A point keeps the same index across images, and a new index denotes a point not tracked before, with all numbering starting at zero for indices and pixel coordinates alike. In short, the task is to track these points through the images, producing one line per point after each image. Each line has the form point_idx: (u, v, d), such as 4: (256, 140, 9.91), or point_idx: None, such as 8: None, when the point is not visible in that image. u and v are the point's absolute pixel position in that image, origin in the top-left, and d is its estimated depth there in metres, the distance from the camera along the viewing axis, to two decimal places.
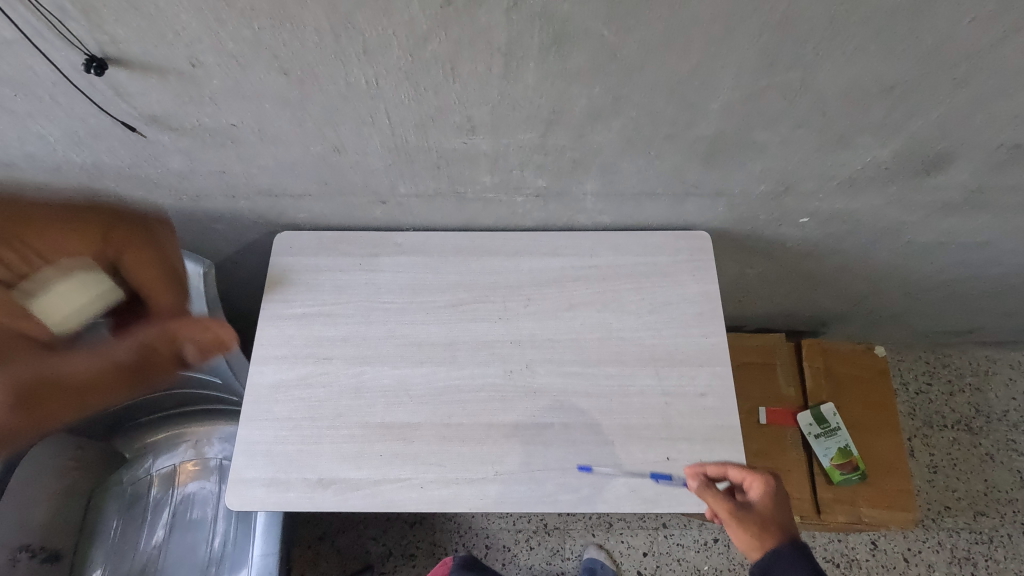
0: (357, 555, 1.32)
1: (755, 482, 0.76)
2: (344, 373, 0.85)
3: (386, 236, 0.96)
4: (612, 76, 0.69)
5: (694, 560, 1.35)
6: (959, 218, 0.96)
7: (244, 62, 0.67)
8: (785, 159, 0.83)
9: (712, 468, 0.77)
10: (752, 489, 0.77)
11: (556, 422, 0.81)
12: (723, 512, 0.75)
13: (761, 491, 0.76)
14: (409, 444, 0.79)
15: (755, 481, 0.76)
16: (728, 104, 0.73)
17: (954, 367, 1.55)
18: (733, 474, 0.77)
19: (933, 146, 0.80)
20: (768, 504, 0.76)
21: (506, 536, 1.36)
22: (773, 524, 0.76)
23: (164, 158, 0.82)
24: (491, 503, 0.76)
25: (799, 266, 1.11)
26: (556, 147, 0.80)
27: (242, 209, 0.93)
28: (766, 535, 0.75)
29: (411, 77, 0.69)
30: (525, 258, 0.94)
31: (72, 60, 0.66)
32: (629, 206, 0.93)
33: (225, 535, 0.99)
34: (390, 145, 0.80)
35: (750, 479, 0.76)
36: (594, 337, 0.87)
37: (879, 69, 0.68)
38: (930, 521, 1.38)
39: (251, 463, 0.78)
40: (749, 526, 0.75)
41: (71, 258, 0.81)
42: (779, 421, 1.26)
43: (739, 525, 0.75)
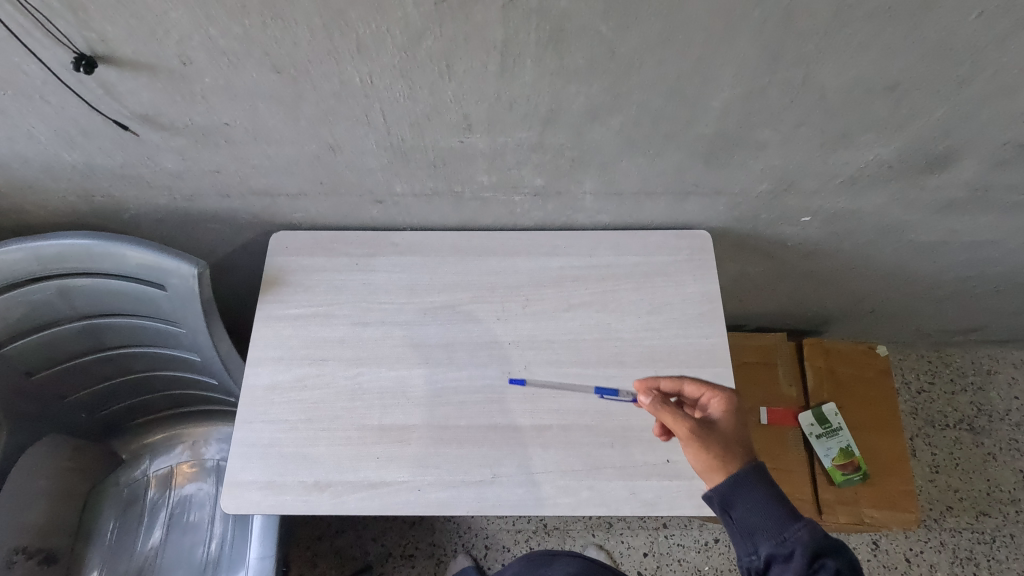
0: (357, 556, 1.31)
1: (713, 397, 0.76)
2: (340, 375, 0.84)
3: (383, 235, 0.95)
4: (610, 73, 0.68)
5: (695, 560, 1.34)
6: (962, 216, 0.95)
7: (235, 59, 0.66)
8: (786, 157, 0.82)
9: (666, 383, 0.80)
10: (709, 407, 0.76)
11: (555, 424, 0.80)
12: (684, 429, 0.71)
13: (719, 406, 0.75)
14: (406, 446, 0.78)
15: (713, 396, 0.76)
16: (729, 101, 0.72)
17: (956, 366, 1.54)
18: (687, 390, 0.78)
19: (937, 144, 0.79)
20: (728, 422, 0.73)
21: (506, 537, 1.36)
22: (735, 442, 0.71)
23: (157, 158, 0.81)
24: (489, 506, 0.75)
25: (801, 265, 1.10)
26: (554, 145, 0.79)
27: (237, 209, 0.92)
28: (728, 453, 0.70)
29: (406, 74, 0.68)
30: (524, 257, 0.93)
31: (61, 58, 0.65)
32: (629, 205, 0.92)
33: (222, 538, 0.98)
34: (385, 144, 0.78)
35: (708, 394, 0.76)
36: (593, 338, 0.86)
37: (881, 65, 0.67)
38: (932, 522, 1.37)
39: (247, 466, 0.77)
40: (713, 443, 0.70)
41: (63, 259, 0.80)
42: (780, 421, 1.25)
43: (702, 441, 0.70)
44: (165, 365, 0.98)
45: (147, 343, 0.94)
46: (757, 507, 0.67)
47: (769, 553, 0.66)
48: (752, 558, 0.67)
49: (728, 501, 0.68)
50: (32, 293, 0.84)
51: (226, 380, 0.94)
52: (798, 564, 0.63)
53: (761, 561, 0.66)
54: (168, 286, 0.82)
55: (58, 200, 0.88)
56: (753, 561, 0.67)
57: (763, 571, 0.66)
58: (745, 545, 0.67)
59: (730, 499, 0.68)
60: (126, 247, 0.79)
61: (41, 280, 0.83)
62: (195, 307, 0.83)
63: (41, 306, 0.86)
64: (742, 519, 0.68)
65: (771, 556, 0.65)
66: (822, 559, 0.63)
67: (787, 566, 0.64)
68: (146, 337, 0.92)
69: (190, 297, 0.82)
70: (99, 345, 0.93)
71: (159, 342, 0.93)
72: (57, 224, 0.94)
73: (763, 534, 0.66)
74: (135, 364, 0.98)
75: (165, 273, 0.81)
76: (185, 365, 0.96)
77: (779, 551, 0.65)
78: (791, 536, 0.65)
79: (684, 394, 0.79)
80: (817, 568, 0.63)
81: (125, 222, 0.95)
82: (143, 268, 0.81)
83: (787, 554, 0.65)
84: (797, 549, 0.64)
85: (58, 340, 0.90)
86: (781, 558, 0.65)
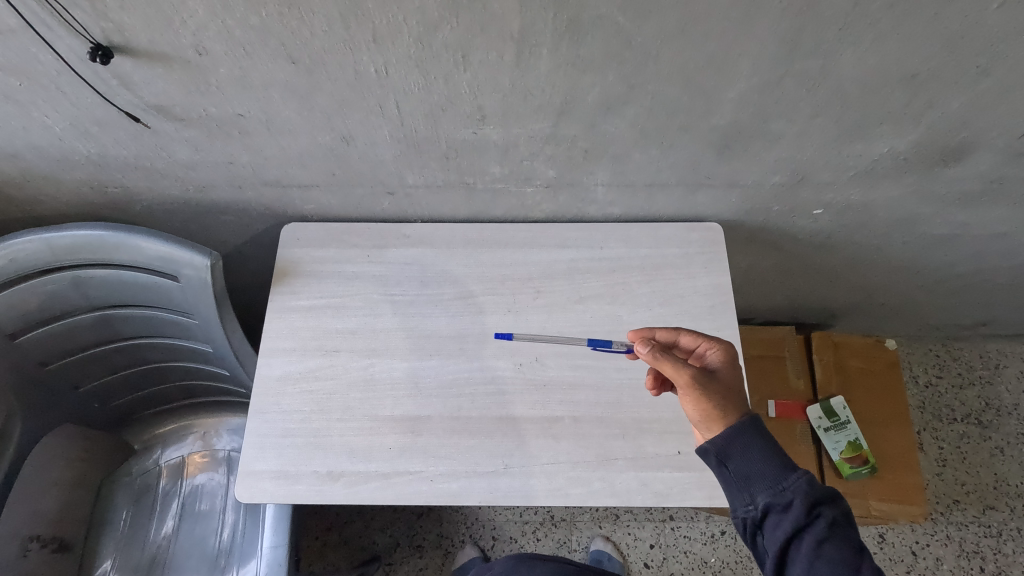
0: (365, 546, 1.32)
1: (712, 347, 0.72)
2: (353, 366, 0.84)
3: (394, 227, 0.95)
4: (626, 64, 0.68)
5: (701, 552, 1.35)
6: (975, 209, 0.94)
7: (250, 49, 0.66)
8: (801, 149, 0.81)
9: (661, 333, 0.75)
10: (707, 356, 0.72)
11: (566, 415, 0.80)
12: (685, 377, 0.67)
13: (718, 357, 0.71)
14: (418, 436, 0.79)
15: (711, 346, 0.72)
16: (745, 92, 0.72)
17: (964, 360, 1.54)
18: (683, 340, 0.74)
19: (953, 136, 0.78)
20: (727, 372, 0.70)
21: (513, 528, 1.37)
22: (733, 392, 0.68)
23: (170, 149, 0.81)
24: (501, 496, 0.75)
25: (811, 258, 1.10)
26: (568, 136, 0.79)
27: (249, 200, 0.92)
28: (727, 402, 0.67)
29: (421, 65, 0.68)
30: (535, 250, 0.93)
31: (77, 49, 0.65)
32: (641, 197, 0.92)
33: (234, 527, 0.99)
34: (398, 135, 0.78)
35: (705, 344, 0.72)
36: (604, 329, 0.86)
37: (901, 55, 0.66)
38: (938, 515, 1.38)
39: (260, 456, 0.78)
40: (713, 393, 0.67)
41: (77, 250, 0.81)
42: (788, 414, 1.25)
43: (702, 390, 0.66)
44: (177, 355, 0.98)
45: (159, 334, 0.94)
46: (755, 456, 0.64)
47: (767, 504, 0.63)
48: (748, 509, 0.64)
49: (725, 451, 0.65)
50: (46, 283, 0.84)
51: (238, 371, 0.94)
52: (796, 514, 0.61)
53: (757, 511, 0.63)
54: (181, 277, 0.82)
55: (71, 191, 0.89)
56: (749, 512, 0.63)
57: (757, 522, 0.64)
58: (740, 496, 0.64)
59: (727, 450, 0.65)
60: (139, 237, 0.80)
61: (55, 271, 0.84)
62: (207, 298, 0.84)
63: (54, 297, 0.86)
64: (738, 470, 0.65)
65: (768, 507, 0.63)
66: (819, 508, 0.62)
67: (784, 516, 0.62)
68: (159, 328, 0.93)
69: (203, 288, 0.83)
70: (112, 335, 0.94)
71: (172, 332, 0.93)
72: (70, 215, 0.94)
73: (761, 485, 0.63)
74: (147, 355, 0.98)
75: (178, 264, 0.81)
76: (198, 356, 0.96)
77: (777, 501, 0.62)
78: (789, 485, 0.62)
79: (678, 344, 0.75)
80: (814, 517, 0.61)
81: (137, 213, 0.95)
82: (156, 259, 0.81)
83: (785, 505, 0.62)
84: (797, 499, 0.62)
85: (71, 331, 0.91)
86: (779, 508, 0.62)
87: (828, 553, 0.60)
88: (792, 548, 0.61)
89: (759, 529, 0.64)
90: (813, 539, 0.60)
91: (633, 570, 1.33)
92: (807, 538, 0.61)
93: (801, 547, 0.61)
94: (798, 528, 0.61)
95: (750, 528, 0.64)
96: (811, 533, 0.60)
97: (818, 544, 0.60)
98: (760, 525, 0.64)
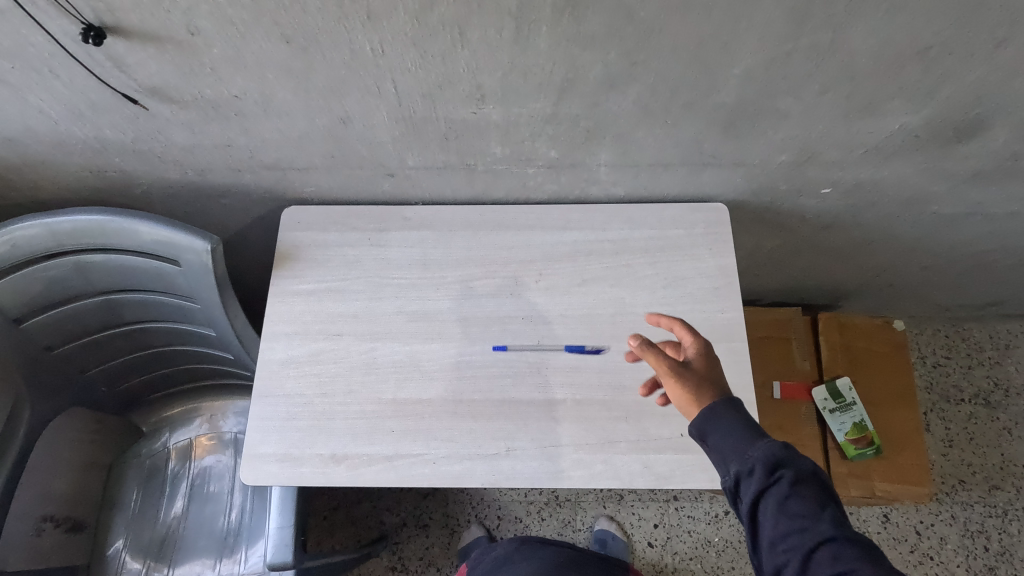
0: (372, 525, 1.34)
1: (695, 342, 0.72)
2: (355, 349, 0.84)
3: (395, 210, 0.94)
4: (628, 39, 0.66)
5: (705, 532, 1.35)
6: (988, 187, 0.92)
7: (243, 28, 0.64)
8: (809, 127, 0.79)
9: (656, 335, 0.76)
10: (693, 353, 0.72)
11: (568, 398, 0.80)
12: (665, 365, 0.68)
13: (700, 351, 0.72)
14: (422, 419, 0.79)
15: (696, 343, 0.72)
16: (751, 69, 0.70)
17: (973, 340, 1.52)
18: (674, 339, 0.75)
19: (966, 112, 0.76)
20: (711, 365, 0.70)
21: (518, 508, 1.38)
22: (715, 382, 0.68)
23: (167, 132, 0.80)
24: (503, 479, 0.76)
25: (818, 238, 1.08)
26: (570, 116, 0.77)
27: (248, 183, 0.91)
28: (706, 389, 0.67)
29: (418, 44, 0.66)
30: (537, 231, 0.92)
31: (67, 29, 0.64)
32: (644, 177, 0.90)
33: (242, 507, 1.01)
34: (396, 116, 0.77)
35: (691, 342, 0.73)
36: (607, 312, 0.86)
37: (915, 28, 0.64)
38: (943, 495, 1.37)
39: (265, 438, 0.78)
40: (692, 379, 0.68)
41: (78, 236, 0.81)
42: (794, 395, 1.24)
43: (681, 376, 0.68)
44: (181, 340, 0.99)
45: (163, 318, 0.94)
46: (724, 428, 0.64)
47: (734, 471, 0.62)
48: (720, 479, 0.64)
49: (702, 430, 0.65)
50: (48, 269, 0.84)
51: (240, 355, 0.94)
52: (759, 477, 0.60)
53: (727, 479, 0.63)
54: (182, 263, 0.82)
55: (70, 176, 0.88)
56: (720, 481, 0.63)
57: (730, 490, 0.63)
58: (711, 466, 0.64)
59: (707, 430, 0.64)
60: (140, 223, 0.79)
61: (57, 256, 0.84)
62: (209, 283, 0.83)
63: (57, 282, 0.86)
64: (715, 446, 0.64)
65: (735, 473, 0.62)
66: (781, 470, 0.61)
67: (750, 480, 0.61)
68: (162, 313, 0.93)
69: (204, 273, 0.82)
70: (116, 321, 0.94)
71: (175, 317, 0.93)
72: (70, 200, 0.94)
73: (728, 453, 0.63)
74: (151, 340, 0.99)
75: (179, 249, 0.81)
76: (201, 340, 0.97)
77: (741, 467, 0.62)
78: (754, 451, 0.62)
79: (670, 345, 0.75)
80: (777, 479, 0.60)
81: (137, 198, 0.94)
82: (156, 243, 0.81)
83: (749, 470, 0.61)
84: (759, 463, 0.61)
85: (75, 316, 0.91)
86: (744, 474, 0.62)
87: (791, 513, 0.59)
88: (759, 510, 0.61)
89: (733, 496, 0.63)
90: (776, 500, 0.60)
91: (637, 550, 1.34)
92: (771, 500, 0.60)
93: (766, 508, 0.60)
94: (762, 491, 0.60)
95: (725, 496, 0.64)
96: (775, 495, 0.60)
97: (781, 503, 0.59)
98: (733, 493, 0.63)
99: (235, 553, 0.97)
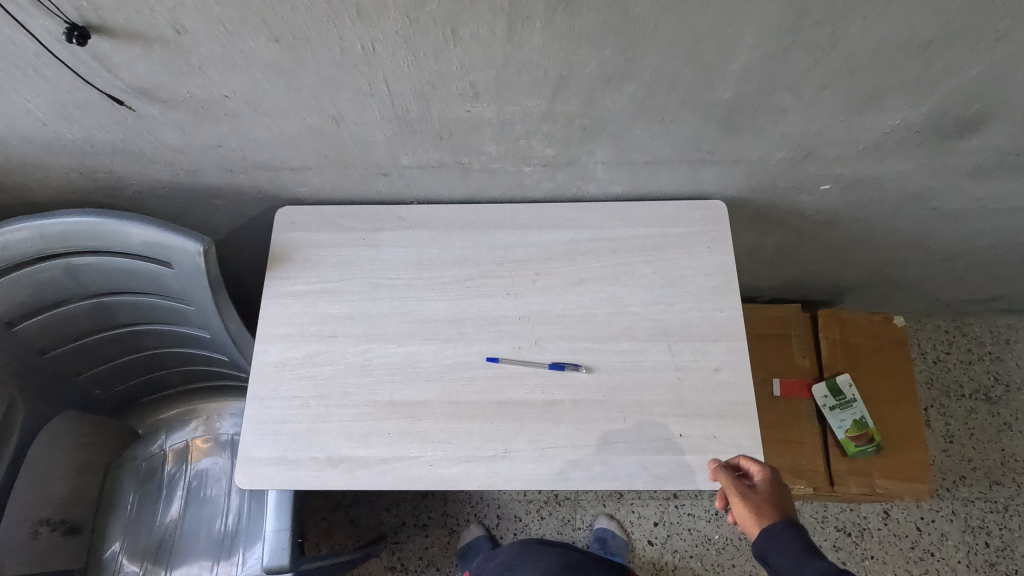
0: (371, 525, 1.34)
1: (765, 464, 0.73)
2: (350, 351, 0.83)
3: (390, 209, 0.93)
4: (623, 36, 0.65)
5: (705, 529, 1.35)
6: (988, 182, 0.91)
7: (231, 27, 0.63)
8: (807, 123, 0.78)
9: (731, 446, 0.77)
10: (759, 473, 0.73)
11: (566, 399, 0.79)
12: (735, 493, 0.70)
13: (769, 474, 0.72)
14: (418, 421, 0.78)
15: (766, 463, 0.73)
16: (749, 65, 0.69)
17: (973, 335, 1.52)
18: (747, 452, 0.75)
19: (968, 107, 0.75)
20: (778, 488, 0.71)
21: (518, 507, 1.37)
22: (783, 507, 0.70)
23: (157, 133, 0.79)
24: (501, 481, 0.75)
25: (817, 235, 1.07)
26: (565, 114, 0.76)
27: (241, 184, 0.90)
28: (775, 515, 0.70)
29: (409, 42, 0.65)
30: (534, 230, 0.91)
31: (51, 29, 0.63)
32: (642, 175, 0.89)
33: (239, 511, 1.00)
34: (389, 115, 0.76)
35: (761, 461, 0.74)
36: (605, 312, 0.85)
37: (915, 21, 0.63)
38: (944, 492, 1.37)
39: (260, 442, 0.78)
40: (762, 506, 0.70)
41: (69, 238, 0.80)
42: (794, 393, 1.24)
43: (751, 504, 0.70)
44: (176, 342, 0.98)
45: (157, 320, 0.93)
46: (782, 549, 0.68)
47: None
48: None
49: (764, 552, 0.69)
50: (40, 272, 0.83)
51: (235, 357, 0.93)
52: None
53: None
54: (175, 264, 0.81)
55: (60, 177, 0.87)
56: None
57: None
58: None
59: (769, 551, 0.68)
60: (131, 225, 0.78)
61: (48, 258, 0.82)
62: (202, 285, 0.82)
63: (48, 284, 0.85)
64: (777, 565, 0.68)
65: None
66: None
67: None
68: (156, 315, 0.92)
69: (198, 275, 0.81)
70: (109, 323, 0.93)
71: (168, 319, 0.92)
72: (61, 202, 0.93)
73: (787, 573, 0.67)
74: (145, 342, 0.98)
75: (171, 251, 0.79)
76: (196, 342, 0.96)
77: None
78: (810, 569, 0.66)
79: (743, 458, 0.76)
80: None
81: (128, 199, 0.93)
82: (148, 245, 0.80)
83: None
84: None
85: (68, 319, 0.90)
86: None
87: None
88: None
89: None
90: None
91: (637, 548, 1.34)
92: None
93: None
94: None
95: None
96: None
97: None
98: None
99: (233, 556, 0.97)
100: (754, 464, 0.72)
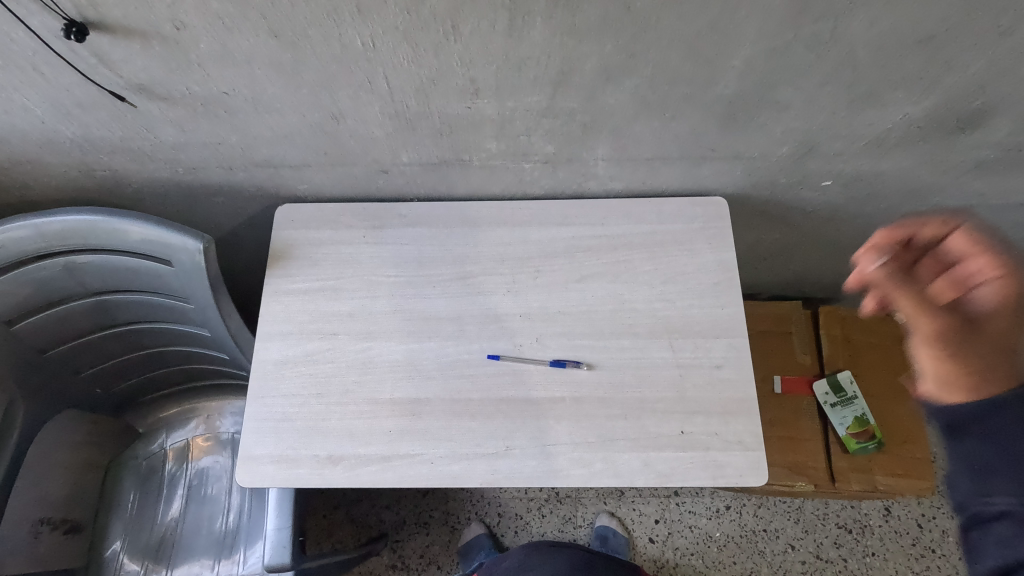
0: (371, 524, 1.34)
1: (996, 278, 0.56)
2: (350, 349, 0.83)
3: (391, 207, 0.93)
4: (624, 31, 0.64)
5: (706, 527, 1.35)
6: (990, 178, 0.91)
7: (230, 22, 0.63)
8: (809, 119, 0.78)
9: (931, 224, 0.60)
10: (979, 291, 0.57)
11: (567, 396, 0.79)
12: (930, 327, 0.58)
13: (995, 291, 0.56)
14: (418, 419, 0.78)
15: (994, 278, 0.56)
16: (750, 60, 0.68)
17: None
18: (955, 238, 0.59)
19: (971, 102, 0.75)
20: (1004, 314, 0.56)
21: (518, 505, 1.37)
22: (1003, 353, 0.56)
23: (157, 130, 0.79)
24: (502, 478, 0.75)
25: (818, 232, 1.07)
26: (565, 110, 0.76)
27: (240, 181, 0.90)
28: (986, 368, 0.56)
29: (409, 37, 0.65)
30: (534, 228, 0.91)
31: (49, 25, 0.62)
32: (642, 172, 0.89)
33: (240, 510, 1.00)
34: (390, 111, 0.76)
35: (996, 276, 0.56)
36: (606, 309, 0.85)
37: (918, 16, 0.62)
38: (945, 488, 1.37)
39: (260, 440, 0.77)
40: (970, 355, 0.57)
41: (68, 236, 0.79)
42: (794, 390, 1.24)
43: (946, 343, 0.58)
44: (175, 340, 0.97)
45: (156, 319, 0.93)
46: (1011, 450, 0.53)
47: (1006, 509, 0.52)
48: (978, 500, 0.54)
49: (956, 421, 0.57)
50: (38, 271, 0.83)
51: (235, 355, 0.93)
52: None
53: (993, 510, 0.53)
54: (175, 262, 0.81)
55: (59, 175, 0.87)
56: (983, 503, 0.53)
57: (987, 520, 0.53)
58: (974, 484, 0.54)
59: (958, 417, 0.57)
60: (130, 222, 0.78)
61: (47, 257, 0.82)
62: (201, 283, 0.82)
63: (47, 283, 0.85)
64: (984, 460, 0.54)
65: (1007, 512, 0.52)
66: None
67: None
68: (155, 313, 0.92)
69: (197, 273, 0.81)
70: (108, 322, 0.93)
71: (168, 317, 0.92)
72: (60, 200, 0.92)
73: (1004, 484, 0.52)
74: (144, 340, 0.98)
75: (171, 249, 0.79)
76: (196, 340, 0.96)
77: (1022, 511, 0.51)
78: None
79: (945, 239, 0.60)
80: None
81: (127, 197, 0.93)
82: (147, 243, 0.80)
83: None
84: None
85: (67, 318, 0.89)
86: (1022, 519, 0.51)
87: None
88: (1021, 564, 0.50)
89: (982, 527, 0.54)
90: None
91: (638, 545, 1.34)
92: None
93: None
94: None
95: (974, 521, 0.54)
96: None
97: None
98: (987, 525, 0.53)
99: (233, 555, 0.97)
100: (976, 251, 0.57)
